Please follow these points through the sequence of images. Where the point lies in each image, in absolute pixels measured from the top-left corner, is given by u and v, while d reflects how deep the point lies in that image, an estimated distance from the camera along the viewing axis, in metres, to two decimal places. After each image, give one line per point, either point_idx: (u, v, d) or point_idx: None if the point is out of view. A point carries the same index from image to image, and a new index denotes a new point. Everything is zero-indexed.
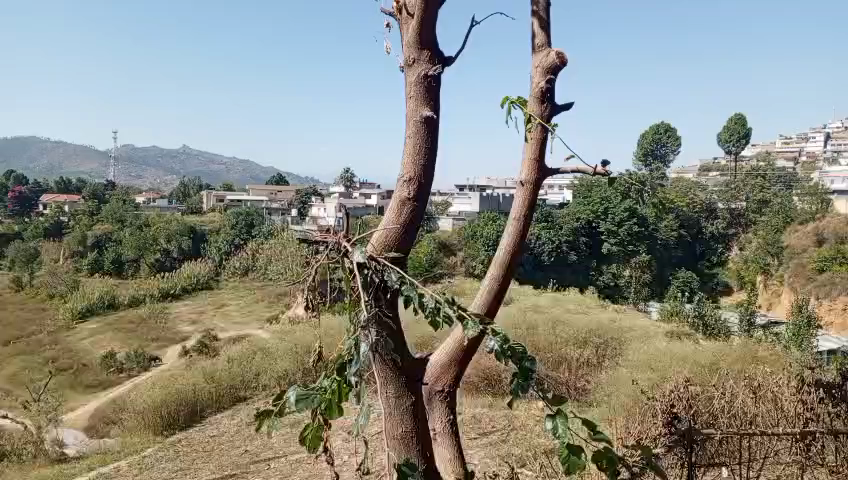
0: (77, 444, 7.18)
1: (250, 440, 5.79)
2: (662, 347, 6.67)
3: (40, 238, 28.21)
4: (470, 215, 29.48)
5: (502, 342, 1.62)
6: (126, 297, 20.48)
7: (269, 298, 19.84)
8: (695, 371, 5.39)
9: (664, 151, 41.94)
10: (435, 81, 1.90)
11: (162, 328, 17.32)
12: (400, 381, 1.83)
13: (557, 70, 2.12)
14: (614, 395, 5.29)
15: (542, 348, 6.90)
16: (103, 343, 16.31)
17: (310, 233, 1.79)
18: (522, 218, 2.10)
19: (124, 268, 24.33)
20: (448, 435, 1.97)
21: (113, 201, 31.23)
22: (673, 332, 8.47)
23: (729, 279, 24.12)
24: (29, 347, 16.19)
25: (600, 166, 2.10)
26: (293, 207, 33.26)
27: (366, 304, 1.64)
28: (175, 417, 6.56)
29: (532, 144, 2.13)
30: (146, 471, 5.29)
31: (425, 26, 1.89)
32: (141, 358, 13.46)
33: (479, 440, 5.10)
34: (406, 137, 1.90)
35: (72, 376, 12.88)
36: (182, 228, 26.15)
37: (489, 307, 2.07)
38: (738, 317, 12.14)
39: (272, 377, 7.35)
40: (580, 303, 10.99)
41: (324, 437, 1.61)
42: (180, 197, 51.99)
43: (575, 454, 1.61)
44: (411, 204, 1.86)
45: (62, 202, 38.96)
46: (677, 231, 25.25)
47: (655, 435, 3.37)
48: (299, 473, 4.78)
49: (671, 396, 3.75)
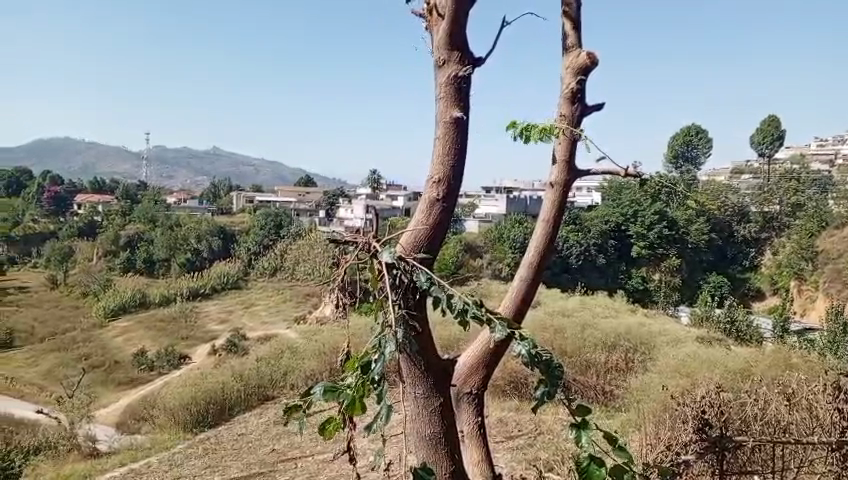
0: (109, 439, 7.31)
1: (278, 439, 5.84)
2: (692, 352, 6.56)
3: (74, 237, 28.84)
4: (497, 217, 29.37)
5: (529, 348, 1.62)
6: (156, 296, 20.82)
7: (296, 297, 19.96)
8: (727, 376, 5.30)
9: (694, 153, 41.48)
10: (466, 81, 1.90)
11: (193, 327, 17.58)
12: (426, 382, 1.83)
13: (588, 70, 2.11)
14: (643, 402, 5.22)
15: (569, 352, 6.85)
16: (134, 340, 16.67)
17: (338, 234, 1.78)
18: (552, 219, 2.09)
19: (155, 268, 24.80)
20: (476, 437, 1.96)
21: (146, 201, 31.95)
22: (704, 337, 8.35)
23: (762, 284, 23.89)
24: (65, 344, 16.70)
25: (631, 169, 2.08)
26: (321, 208, 33.53)
27: (393, 304, 1.64)
28: (203, 415, 6.63)
29: (562, 146, 2.10)
30: (176, 468, 5.37)
31: (456, 27, 1.88)
32: (171, 357, 13.65)
33: (506, 443, 5.07)
34: (436, 137, 1.90)
35: (105, 373, 13.19)
36: (212, 229, 26.45)
37: (517, 312, 2.07)
38: (771, 323, 11.91)
39: (299, 376, 7.35)
40: (608, 306, 10.92)
41: (344, 433, 1.58)
42: (210, 197, 52.74)
43: (594, 464, 1.61)
44: (440, 205, 1.86)
45: (96, 202, 39.90)
46: (708, 235, 24.79)
47: (685, 441, 3.24)
48: (324, 472, 4.79)
49: (702, 403, 3.64)
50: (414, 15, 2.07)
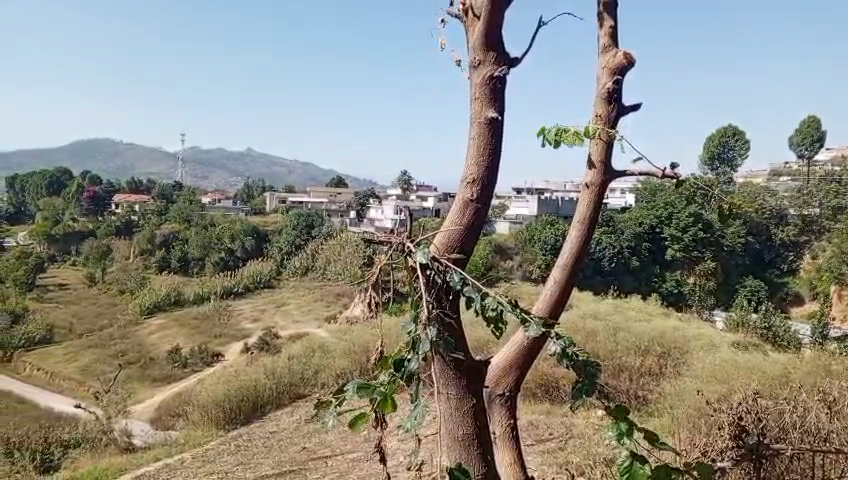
0: (144, 434, 7.45)
1: (309, 437, 5.88)
2: (728, 357, 6.44)
3: (111, 235, 29.46)
4: (528, 219, 29.21)
5: (566, 346, 1.61)
6: (191, 295, 21.18)
7: (327, 296, 20.13)
8: (764, 383, 5.15)
9: (731, 154, 40.79)
10: (501, 82, 1.89)
11: (226, 325, 17.80)
12: (459, 383, 1.82)
13: (624, 70, 2.08)
14: (678, 406, 5.11)
15: (602, 355, 6.78)
16: (169, 338, 16.99)
17: (372, 234, 1.78)
18: (586, 223, 2.07)
19: (190, 266, 25.32)
20: (508, 439, 1.96)
21: (181, 202, 32.60)
22: (739, 342, 8.16)
23: (801, 288, 23.50)
24: (102, 341, 17.12)
25: (669, 169, 2.05)
26: (352, 209, 33.72)
27: (428, 304, 1.64)
28: (235, 412, 6.70)
29: (598, 147, 2.08)
30: (209, 464, 5.46)
31: (492, 25, 1.87)
32: (205, 355, 13.88)
33: (536, 446, 5.02)
34: (470, 138, 1.90)
35: (140, 370, 13.44)
36: (246, 229, 26.75)
37: (552, 311, 2.05)
38: (812, 329, 11.62)
39: (329, 375, 7.43)
40: (642, 310, 10.79)
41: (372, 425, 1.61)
42: (245, 198, 53.48)
43: (637, 464, 1.57)
44: (474, 205, 1.85)
45: (133, 202, 40.78)
46: (745, 237, 24.27)
47: (721, 449, 3.15)
48: (354, 471, 4.80)
49: (739, 409, 3.54)
50: (449, 16, 2.07)
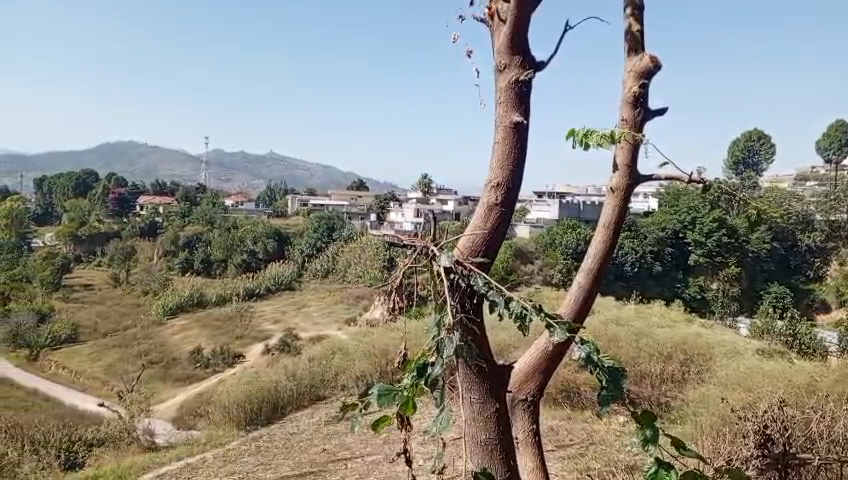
0: (166, 433, 7.54)
1: (329, 439, 5.90)
2: (752, 364, 6.35)
3: (135, 236, 29.89)
4: (549, 222, 29.11)
5: (590, 351, 1.60)
6: (213, 296, 21.39)
7: (347, 298, 20.21)
8: (790, 391, 5.06)
9: (756, 159, 40.29)
10: (526, 86, 1.88)
11: (247, 326, 17.96)
12: (482, 387, 1.82)
13: (650, 73, 2.07)
14: (701, 414, 5.05)
15: (624, 360, 6.73)
16: (190, 338, 17.16)
17: (397, 236, 1.78)
18: (610, 228, 2.06)
19: (212, 268, 25.60)
20: (530, 444, 1.95)
21: (204, 204, 33.06)
22: (765, 350, 8.05)
23: (827, 295, 23.04)
24: (125, 340, 17.37)
25: (696, 174, 2.03)
26: (373, 212, 33.84)
27: (452, 307, 1.63)
28: (256, 413, 6.77)
29: (624, 151, 2.06)
30: (230, 463, 5.50)
31: (518, 30, 1.86)
32: (226, 356, 14.02)
33: (556, 452, 4.98)
34: (495, 142, 1.90)
35: (162, 370, 13.62)
36: (268, 231, 26.98)
37: (578, 314, 2.03)
38: (839, 336, 11.38)
39: (349, 377, 7.49)
40: (664, 316, 10.71)
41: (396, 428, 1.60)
42: (267, 200, 53.90)
43: (663, 469, 1.55)
44: (498, 209, 1.85)
45: (157, 204, 41.32)
46: (770, 243, 23.93)
47: (746, 457, 3.11)
48: (374, 473, 4.82)
49: (765, 417, 3.49)
50: (474, 21, 2.07)
